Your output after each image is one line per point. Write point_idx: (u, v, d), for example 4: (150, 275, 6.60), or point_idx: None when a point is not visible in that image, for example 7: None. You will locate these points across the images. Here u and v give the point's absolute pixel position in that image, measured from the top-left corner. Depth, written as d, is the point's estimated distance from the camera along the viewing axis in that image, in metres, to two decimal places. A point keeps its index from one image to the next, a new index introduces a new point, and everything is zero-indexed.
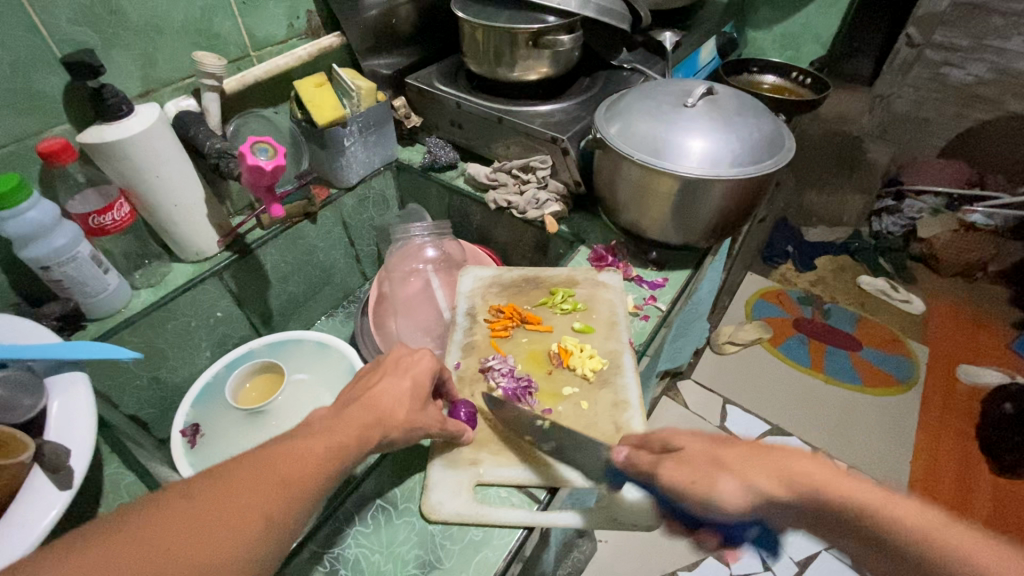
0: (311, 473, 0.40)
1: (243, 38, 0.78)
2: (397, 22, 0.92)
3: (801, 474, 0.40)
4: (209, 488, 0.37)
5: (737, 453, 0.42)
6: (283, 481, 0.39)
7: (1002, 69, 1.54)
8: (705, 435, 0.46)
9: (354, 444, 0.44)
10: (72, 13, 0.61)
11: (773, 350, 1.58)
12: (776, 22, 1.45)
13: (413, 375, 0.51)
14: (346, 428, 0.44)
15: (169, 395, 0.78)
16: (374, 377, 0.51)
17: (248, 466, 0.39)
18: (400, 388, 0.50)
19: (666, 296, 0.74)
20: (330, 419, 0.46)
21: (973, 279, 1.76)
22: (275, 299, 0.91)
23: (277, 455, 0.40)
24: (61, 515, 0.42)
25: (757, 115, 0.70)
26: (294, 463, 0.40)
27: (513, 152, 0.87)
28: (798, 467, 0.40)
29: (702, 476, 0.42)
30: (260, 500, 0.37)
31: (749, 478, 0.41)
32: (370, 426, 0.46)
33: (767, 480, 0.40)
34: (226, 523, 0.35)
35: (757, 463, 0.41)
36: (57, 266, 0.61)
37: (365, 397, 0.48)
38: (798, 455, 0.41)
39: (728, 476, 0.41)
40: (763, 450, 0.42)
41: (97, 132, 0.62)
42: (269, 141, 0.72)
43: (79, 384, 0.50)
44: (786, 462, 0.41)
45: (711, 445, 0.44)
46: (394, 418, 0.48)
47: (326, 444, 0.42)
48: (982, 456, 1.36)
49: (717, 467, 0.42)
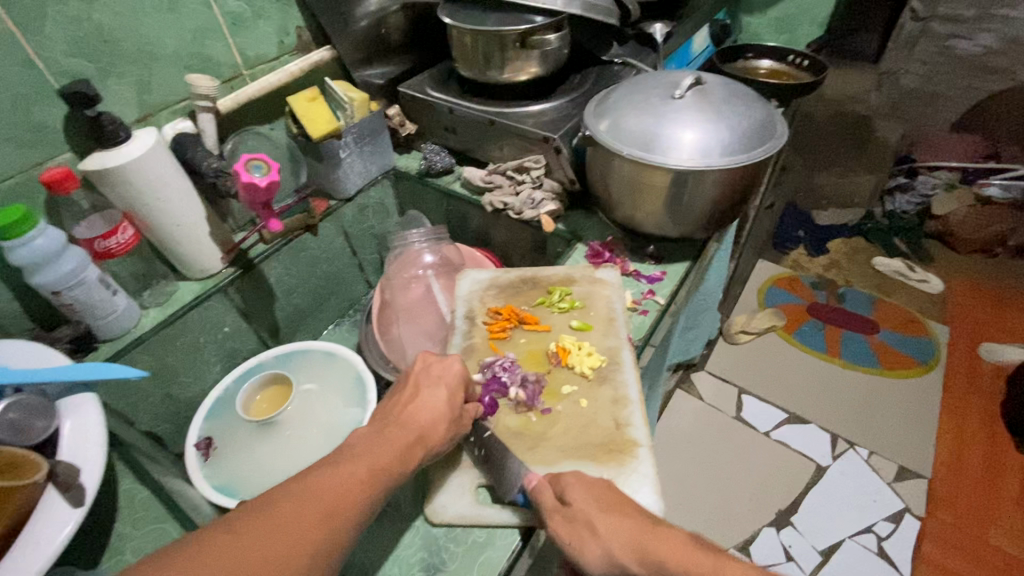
0: (353, 502, 0.41)
1: (235, 57, 0.80)
2: (387, 31, 0.93)
3: (655, 555, 0.43)
4: (254, 524, 0.38)
5: (608, 521, 0.45)
6: (327, 512, 0.40)
7: (1012, 38, 1.52)
8: (593, 490, 0.48)
9: (396, 465, 0.46)
10: (66, 45, 0.63)
11: (788, 337, 1.55)
12: (771, 5, 1.43)
13: (447, 380, 0.54)
14: (387, 449, 0.46)
15: (183, 410, 0.80)
16: (410, 391, 0.53)
17: (293, 498, 0.40)
18: (437, 399, 0.52)
19: (664, 289, 0.74)
20: (371, 439, 0.48)
21: (993, 255, 1.72)
22: (281, 312, 0.92)
23: (318, 486, 0.41)
24: (75, 531, 0.44)
25: (747, 103, 0.70)
26: (340, 491, 0.41)
27: (507, 154, 0.88)
28: (655, 545, 0.44)
29: (576, 537, 0.45)
30: (308, 533, 0.38)
31: (615, 550, 0.44)
32: (413, 444, 0.48)
33: (625, 552, 0.44)
34: (276, 559, 0.36)
35: (621, 534, 0.45)
36: (66, 291, 0.63)
37: (400, 415, 0.50)
38: (658, 536, 0.45)
39: (596, 544, 0.45)
40: (636, 521, 0.46)
41: (98, 159, 0.64)
42: (263, 158, 0.73)
43: (89, 405, 0.52)
44: (644, 537, 0.45)
45: (593, 505, 0.47)
46: (433, 436, 0.50)
47: (369, 467, 0.44)
48: (1008, 434, 1.33)
49: (589, 533, 0.45)
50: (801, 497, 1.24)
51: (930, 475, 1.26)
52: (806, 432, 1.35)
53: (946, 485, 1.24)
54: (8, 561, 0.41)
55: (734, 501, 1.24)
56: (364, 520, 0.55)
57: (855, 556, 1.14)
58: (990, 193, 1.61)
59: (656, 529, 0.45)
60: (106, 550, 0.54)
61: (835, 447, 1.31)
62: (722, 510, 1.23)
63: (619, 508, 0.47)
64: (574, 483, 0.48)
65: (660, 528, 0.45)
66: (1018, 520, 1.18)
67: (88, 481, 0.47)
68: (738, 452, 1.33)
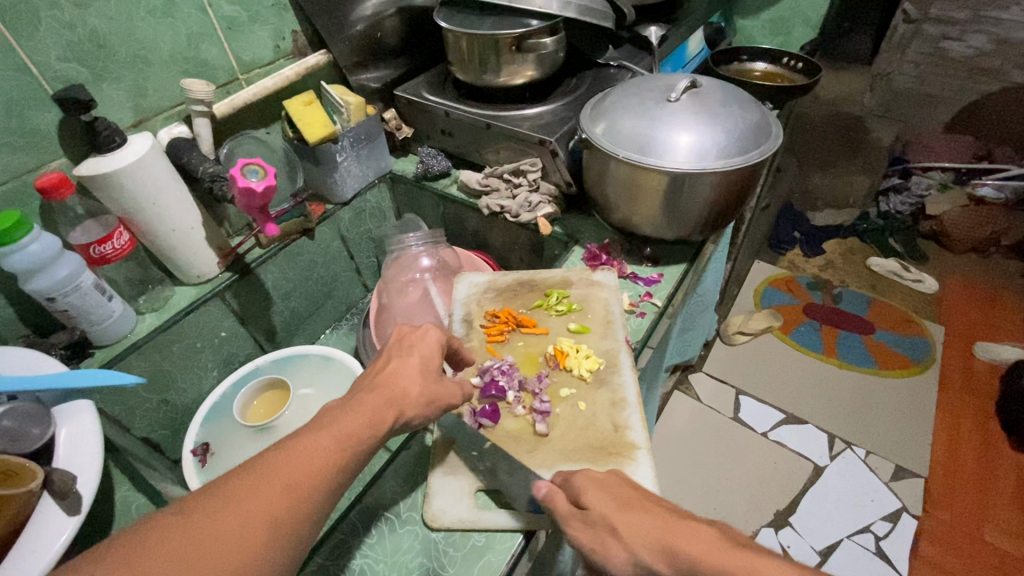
0: (316, 472, 0.40)
1: (231, 62, 0.80)
2: (382, 35, 0.93)
3: (686, 553, 0.39)
4: (210, 502, 0.37)
5: (629, 520, 0.42)
6: (288, 485, 0.39)
7: (1003, 40, 1.52)
8: (608, 489, 0.45)
9: (367, 429, 0.44)
10: (61, 51, 0.63)
11: (784, 338, 1.56)
12: (764, 8, 1.44)
13: (419, 351, 0.52)
14: (356, 417, 0.45)
15: (179, 416, 0.80)
16: (385, 360, 0.52)
17: (250, 474, 0.39)
18: (411, 368, 0.50)
19: (662, 291, 0.74)
20: (340, 409, 0.46)
21: (987, 254, 1.73)
22: (278, 316, 0.92)
23: (279, 460, 0.40)
24: (72, 539, 0.44)
25: (742, 105, 0.70)
26: (302, 464, 0.40)
27: (504, 157, 0.88)
28: (683, 541, 0.40)
29: (598, 542, 0.42)
30: (268, 507, 0.37)
31: (640, 553, 0.40)
32: (383, 408, 0.47)
33: (652, 554, 0.40)
34: (233, 535, 0.35)
35: (645, 533, 0.41)
36: (61, 296, 0.63)
37: (374, 382, 0.49)
38: (687, 533, 0.40)
39: (620, 547, 0.41)
40: (662, 518, 0.42)
41: (93, 164, 0.63)
42: (260, 163, 0.73)
43: (85, 412, 0.51)
44: (670, 528, 0.41)
45: (612, 506, 0.43)
46: (408, 399, 0.48)
47: (335, 437, 0.43)
48: (1004, 432, 1.33)
49: (612, 536, 0.42)
50: (800, 497, 1.24)
51: (928, 474, 1.26)
52: (804, 432, 1.35)
53: (945, 484, 1.25)
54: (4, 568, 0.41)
55: (733, 502, 1.24)
56: (363, 525, 0.55)
57: (854, 556, 1.14)
58: (983, 194, 1.63)
59: (683, 522, 0.41)
60: None
61: (833, 447, 1.31)
62: (720, 511, 1.23)
63: (638, 504, 0.44)
64: (588, 483, 0.46)
65: (690, 523, 0.41)
66: (1014, 519, 1.18)
67: (85, 488, 0.47)
68: (736, 453, 1.33)
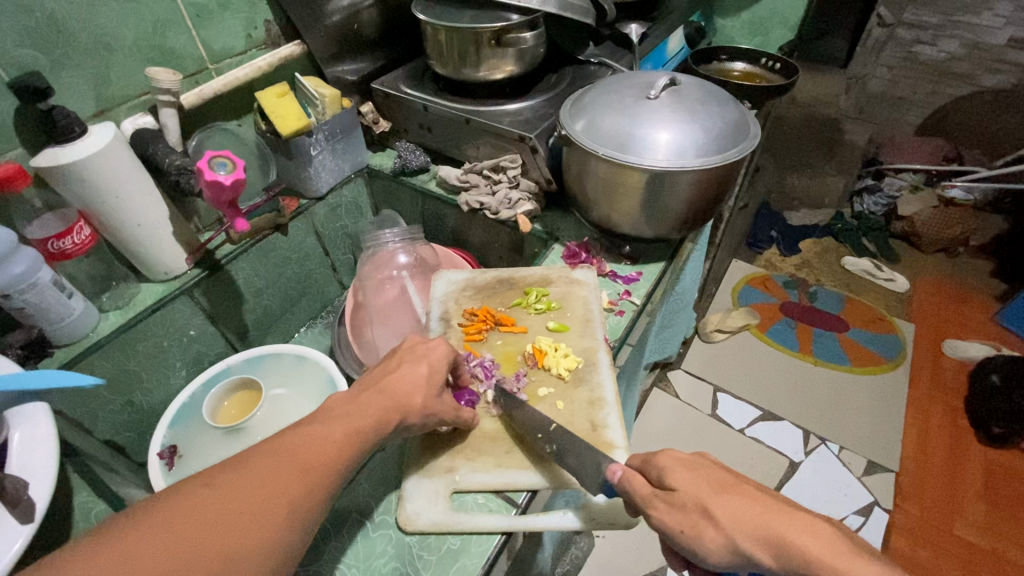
0: (330, 458, 0.40)
1: (200, 50, 0.77)
2: (360, 26, 0.91)
3: (795, 546, 0.37)
4: (228, 477, 0.37)
5: (727, 505, 0.41)
6: (305, 467, 0.39)
7: (974, 44, 1.58)
8: (698, 471, 0.44)
9: (373, 428, 0.44)
10: (16, 35, 0.59)
11: (761, 336, 1.58)
12: (744, 8, 1.45)
13: (430, 359, 0.51)
14: (364, 413, 0.44)
15: (145, 418, 0.77)
16: (393, 363, 0.51)
17: (266, 454, 0.39)
18: (418, 375, 0.50)
19: (640, 288, 0.74)
20: (346, 403, 0.46)
21: (956, 254, 1.77)
22: (249, 315, 0.90)
23: (295, 442, 0.40)
24: (24, 548, 0.41)
25: (721, 104, 0.70)
26: (313, 450, 0.40)
27: (483, 153, 0.87)
28: (787, 530, 0.38)
29: (690, 525, 0.41)
30: (285, 486, 0.37)
31: (738, 540, 0.39)
32: (390, 410, 0.46)
33: (751, 542, 0.39)
34: (251, 509, 0.35)
35: (744, 520, 0.40)
36: (17, 294, 0.60)
37: (381, 383, 0.48)
38: (792, 520, 0.38)
39: (714, 531, 0.40)
40: (765, 504, 0.40)
41: (51, 154, 0.60)
42: (228, 155, 0.70)
43: (41, 414, 0.49)
44: (773, 514, 0.39)
45: (706, 489, 0.42)
46: (411, 405, 0.48)
47: (344, 430, 0.42)
48: (971, 428, 1.38)
49: (705, 522, 0.41)
50: (778, 492, 1.25)
51: (898, 469, 1.29)
52: (780, 428, 1.37)
53: (913, 479, 1.28)
54: None
55: None
56: (334, 529, 0.53)
57: None
58: (954, 195, 1.66)
59: (795, 514, 0.39)
60: None
61: (807, 443, 1.34)
62: None
63: (736, 487, 0.42)
64: (672, 464, 0.45)
65: (797, 512, 0.39)
66: (980, 511, 1.22)
67: (38, 495, 0.44)
68: (715, 449, 1.34)
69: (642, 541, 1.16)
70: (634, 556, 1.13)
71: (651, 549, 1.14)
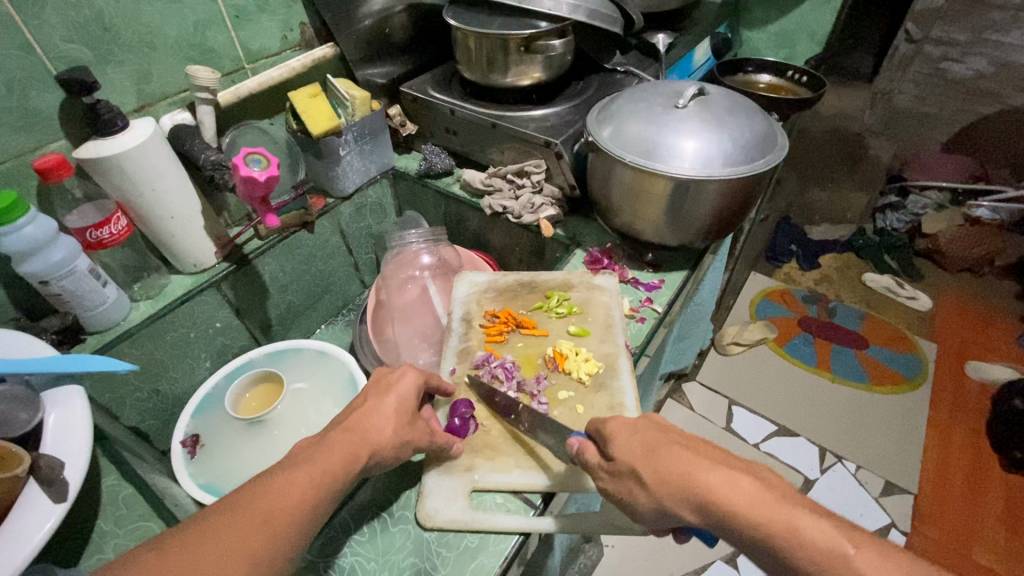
0: (295, 505, 0.40)
1: (237, 50, 0.79)
2: (390, 30, 0.93)
3: (712, 500, 0.40)
4: (184, 538, 0.36)
5: (655, 469, 0.43)
6: (266, 518, 0.38)
7: (1002, 63, 1.55)
8: (636, 435, 0.47)
9: (342, 468, 0.44)
10: (66, 31, 0.62)
11: (779, 350, 1.56)
12: (771, 21, 1.45)
13: (397, 390, 0.51)
14: (332, 453, 0.44)
15: (169, 406, 0.79)
16: (360, 400, 0.52)
17: (224, 509, 0.39)
18: (386, 407, 0.50)
19: (663, 296, 0.74)
20: (315, 446, 0.46)
21: (981, 274, 1.74)
22: (274, 309, 0.91)
23: (256, 492, 0.40)
24: (56, 527, 0.43)
25: (749, 114, 0.70)
26: (275, 498, 0.40)
27: (508, 157, 0.88)
28: (706, 486, 0.41)
29: (626, 490, 0.45)
30: (245, 540, 0.37)
31: (665, 503, 0.42)
32: (357, 447, 0.46)
33: (675, 501, 0.42)
34: (210, 568, 0.35)
35: (668, 481, 0.42)
36: (55, 280, 0.61)
37: (350, 420, 0.48)
38: (709, 472, 0.41)
39: (645, 495, 0.44)
40: (688, 458, 0.43)
41: (93, 147, 0.62)
42: (262, 152, 0.71)
43: (76, 398, 0.50)
44: (694, 470, 0.42)
45: (638, 454, 0.45)
46: (380, 439, 0.48)
47: (310, 473, 0.42)
48: (993, 451, 1.34)
49: (639, 487, 0.44)
50: None
51: (917, 491, 1.27)
52: (797, 445, 1.35)
53: (932, 502, 1.25)
54: None
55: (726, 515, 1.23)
56: (354, 522, 0.54)
57: None
58: (979, 215, 1.65)
59: (713, 468, 0.42)
60: (86, 546, 0.51)
61: (824, 460, 1.32)
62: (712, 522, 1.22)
63: (665, 447, 0.45)
64: (617, 430, 0.48)
65: (714, 464, 0.42)
66: (1000, 536, 1.19)
67: (72, 476, 0.45)
68: None
69: (653, 551, 1.15)
70: (644, 566, 1.12)
71: (663, 560, 1.13)
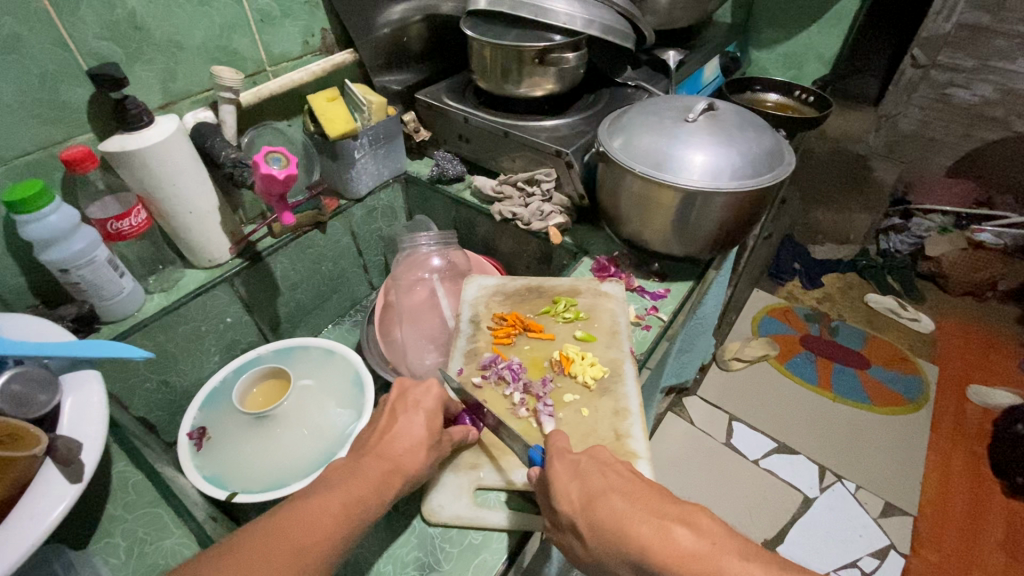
0: (326, 536, 0.42)
1: (261, 53, 0.81)
2: (408, 40, 0.96)
3: (649, 559, 0.41)
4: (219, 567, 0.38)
5: (592, 525, 0.44)
6: (297, 551, 0.40)
7: (1008, 90, 1.54)
8: (579, 480, 0.47)
9: (373, 498, 0.45)
10: (98, 29, 0.64)
11: (780, 367, 1.57)
12: (779, 42, 1.48)
13: (425, 407, 0.53)
14: (365, 481, 0.46)
15: (177, 399, 0.80)
16: (388, 419, 0.53)
17: (260, 539, 0.41)
18: (416, 426, 0.51)
19: (668, 305, 0.75)
20: (347, 471, 0.47)
21: (984, 299, 1.75)
22: (283, 307, 0.92)
23: (290, 522, 0.42)
24: (70, 507, 0.43)
25: (757, 130, 0.72)
26: (306, 529, 0.41)
27: (519, 166, 0.89)
28: (643, 545, 0.42)
29: (568, 541, 0.46)
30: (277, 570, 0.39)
31: (604, 559, 0.43)
32: (389, 475, 0.47)
33: (614, 558, 0.43)
34: None
35: (606, 539, 0.43)
36: (75, 269, 0.63)
37: (378, 446, 0.50)
38: (646, 527, 0.43)
39: (584, 548, 0.44)
40: (626, 511, 0.44)
41: (119, 140, 0.64)
42: (283, 151, 0.74)
43: (92, 383, 0.52)
44: (631, 525, 0.43)
45: (578, 504, 0.45)
46: (410, 465, 0.49)
47: (342, 502, 0.44)
48: (993, 475, 1.34)
49: (579, 540, 0.45)
50: (787, 529, 1.24)
51: (917, 513, 1.26)
52: (796, 462, 1.35)
53: (932, 523, 1.24)
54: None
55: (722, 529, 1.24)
56: None
57: None
58: (982, 239, 1.65)
59: (649, 524, 0.43)
60: (95, 531, 0.52)
61: (823, 479, 1.32)
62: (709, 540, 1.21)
63: (604, 498, 0.45)
64: (559, 475, 0.47)
65: (650, 518, 0.43)
66: (1000, 560, 1.19)
67: (88, 458, 0.46)
68: (727, 477, 1.34)
69: None
70: None
71: None
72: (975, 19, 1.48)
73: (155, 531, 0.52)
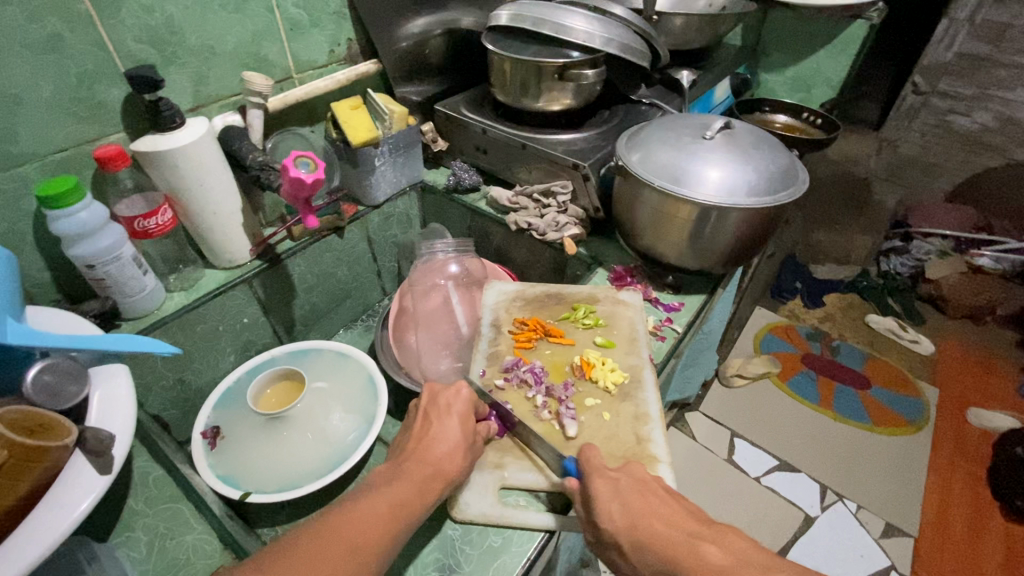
0: (377, 537, 0.43)
1: (288, 61, 0.83)
2: (428, 52, 0.99)
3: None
4: (281, 564, 0.39)
5: (635, 544, 0.46)
6: (352, 549, 0.41)
7: (1007, 118, 1.59)
8: (619, 496, 0.48)
9: (418, 501, 0.46)
10: (137, 32, 0.65)
11: (782, 385, 1.58)
12: (788, 65, 1.52)
13: (457, 410, 0.54)
14: (408, 483, 0.47)
15: (191, 398, 0.80)
16: (422, 425, 0.54)
17: (317, 536, 0.41)
18: (450, 430, 0.53)
19: (682, 317, 0.77)
20: (389, 474, 0.49)
21: (983, 322, 1.76)
22: (298, 309, 0.93)
23: (341, 520, 0.43)
24: (97, 498, 0.44)
25: (773, 149, 0.74)
26: (359, 529, 0.42)
27: (534, 177, 0.91)
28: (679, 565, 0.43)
29: (610, 553, 0.48)
30: (335, 566, 0.40)
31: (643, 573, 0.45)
32: (430, 477, 0.49)
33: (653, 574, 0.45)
34: None
35: (646, 556, 0.45)
36: (100, 265, 0.64)
37: (418, 452, 0.51)
38: (683, 547, 0.44)
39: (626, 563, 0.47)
40: (665, 531, 0.46)
41: (151, 141, 0.66)
42: (310, 155, 0.76)
43: (119, 376, 0.53)
44: (673, 549, 0.44)
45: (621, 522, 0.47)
46: (450, 468, 0.50)
47: (388, 504, 0.45)
48: (993, 498, 1.34)
49: (621, 555, 0.47)
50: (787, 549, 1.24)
51: (917, 534, 1.26)
52: (797, 481, 1.36)
53: (932, 545, 1.24)
54: (30, 523, 0.41)
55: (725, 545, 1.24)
56: None
57: None
58: (981, 263, 1.67)
59: (689, 543, 0.44)
60: (117, 523, 0.52)
61: (824, 498, 1.32)
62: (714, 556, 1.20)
63: (648, 518, 0.46)
64: (600, 491, 0.48)
65: (686, 538, 0.45)
66: None
67: (118, 450, 0.47)
68: (728, 493, 1.34)
69: None
70: None
71: None
72: (974, 49, 1.54)
73: (176, 526, 0.53)
